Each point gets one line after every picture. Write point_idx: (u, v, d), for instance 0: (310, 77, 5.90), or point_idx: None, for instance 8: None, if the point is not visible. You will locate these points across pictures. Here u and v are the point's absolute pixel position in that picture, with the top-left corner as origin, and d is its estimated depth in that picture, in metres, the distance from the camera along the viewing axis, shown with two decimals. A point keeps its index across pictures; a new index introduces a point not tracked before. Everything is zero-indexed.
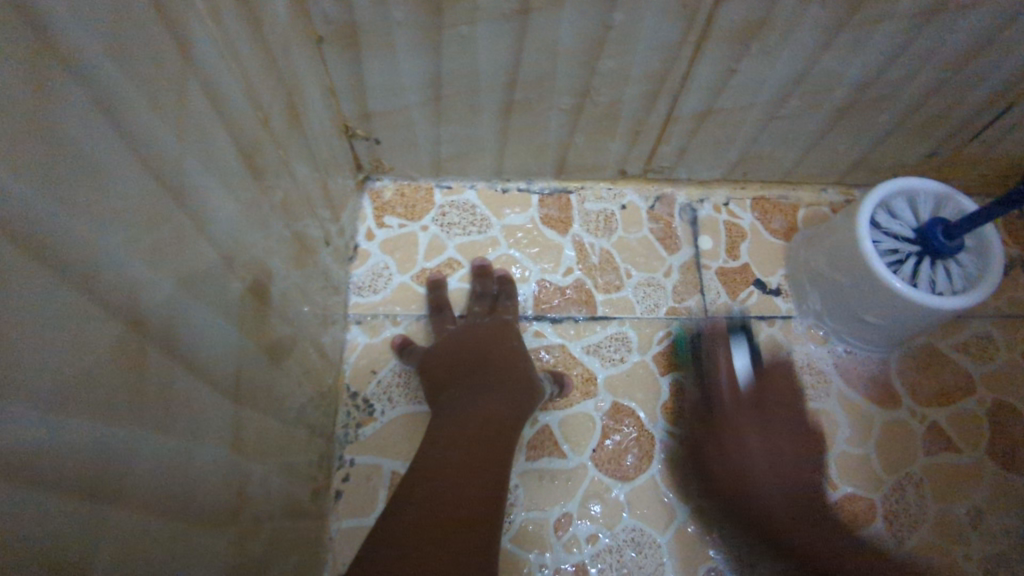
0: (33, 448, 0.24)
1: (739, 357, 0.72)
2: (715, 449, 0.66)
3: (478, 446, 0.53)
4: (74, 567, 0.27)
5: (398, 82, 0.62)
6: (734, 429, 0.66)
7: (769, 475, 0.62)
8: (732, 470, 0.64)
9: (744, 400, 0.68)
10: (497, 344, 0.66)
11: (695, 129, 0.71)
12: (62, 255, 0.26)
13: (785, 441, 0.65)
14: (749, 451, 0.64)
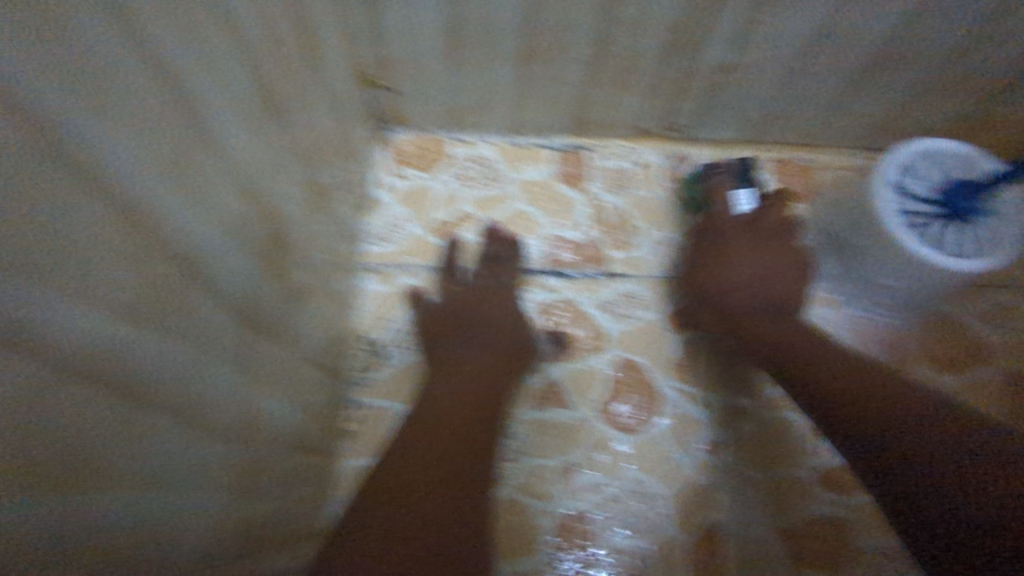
0: (48, 335, 0.26)
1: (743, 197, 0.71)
2: (705, 262, 0.69)
3: (461, 409, 0.55)
4: (81, 456, 0.28)
5: (416, 30, 0.62)
6: (727, 244, 0.68)
7: (755, 296, 0.65)
8: (718, 278, 0.67)
9: (745, 225, 0.69)
10: (470, 307, 0.68)
11: (716, 85, 0.70)
12: (76, 154, 0.27)
13: (778, 264, 0.66)
14: (737, 265, 0.66)
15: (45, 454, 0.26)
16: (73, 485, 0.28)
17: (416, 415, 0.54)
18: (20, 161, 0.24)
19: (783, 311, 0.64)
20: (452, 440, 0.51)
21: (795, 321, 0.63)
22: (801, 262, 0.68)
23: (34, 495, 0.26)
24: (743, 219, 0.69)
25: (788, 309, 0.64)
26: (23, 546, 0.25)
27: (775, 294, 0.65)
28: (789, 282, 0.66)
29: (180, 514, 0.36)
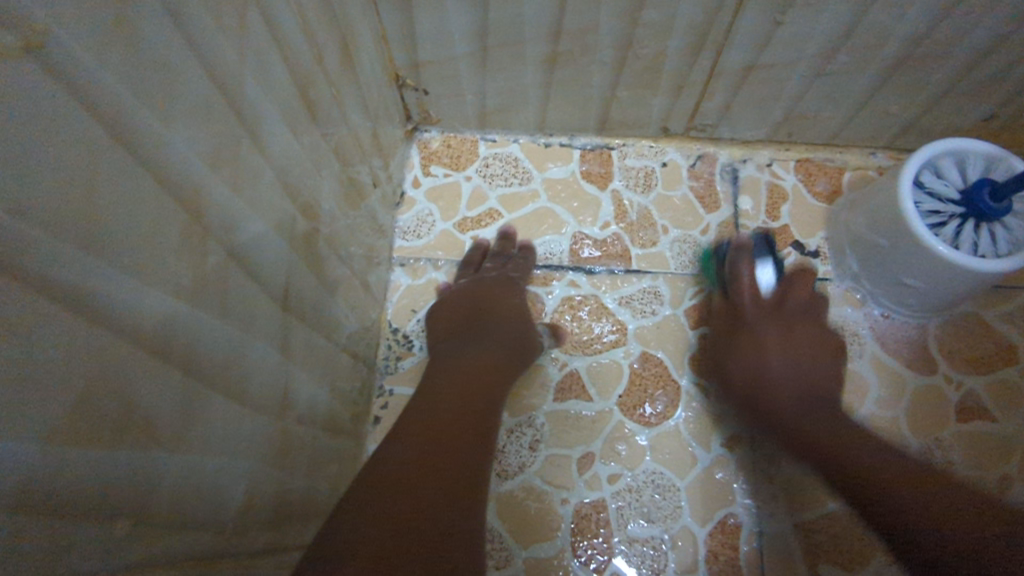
0: (118, 303, 0.29)
1: (765, 273, 0.70)
2: (730, 351, 0.66)
3: (456, 414, 0.52)
4: (142, 414, 0.31)
5: (446, 32, 0.65)
6: (750, 330, 0.66)
7: (787, 383, 0.61)
8: (748, 369, 0.63)
9: (767, 307, 0.67)
10: (493, 299, 0.68)
11: (739, 86, 0.71)
12: (142, 140, 0.30)
13: (811, 348, 0.64)
14: (767, 351, 0.63)
15: (111, 408, 0.29)
16: (136, 439, 0.31)
17: (410, 416, 0.52)
18: (97, 145, 0.27)
19: (822, 398, 0.60)
20: (443, 448, 0.48)
21: (838, 408, 0.59)
22: (834, 348, 0.66)
23: (101, 444, 0.29)
24: (769, 302, 0.67)
25: (825, 395, 0.60)
26: (94, 496, 0.28)
27: (815, 380, 0.61)
28: (825, 367, 0.63)
29: (224, 479, 0.39)
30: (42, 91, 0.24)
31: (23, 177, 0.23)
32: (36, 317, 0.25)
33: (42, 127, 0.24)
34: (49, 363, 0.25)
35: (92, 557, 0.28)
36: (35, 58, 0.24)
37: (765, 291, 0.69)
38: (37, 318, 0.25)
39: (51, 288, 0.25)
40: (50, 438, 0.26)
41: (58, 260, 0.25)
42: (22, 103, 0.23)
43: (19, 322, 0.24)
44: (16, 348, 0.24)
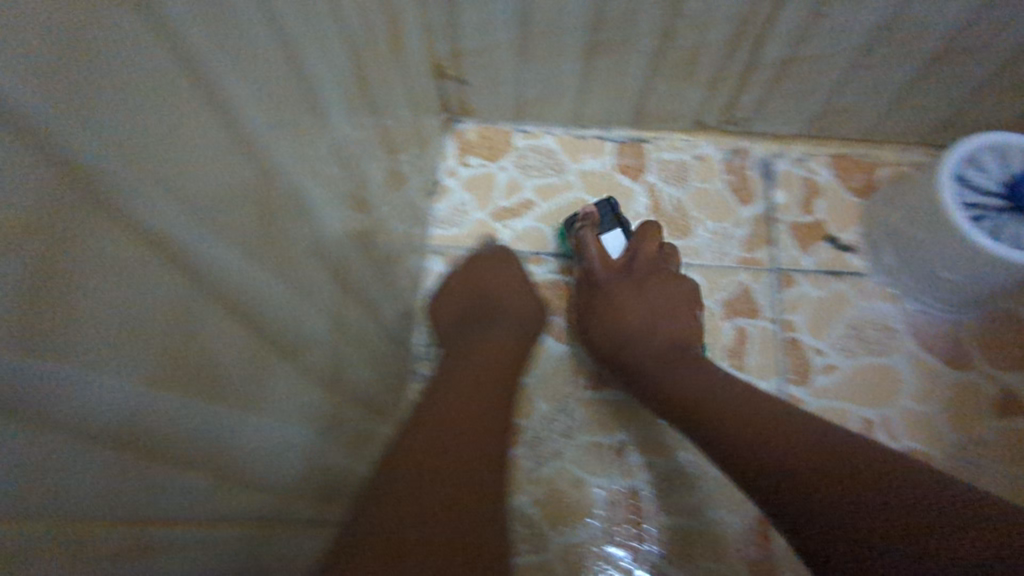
0: (213, 268, 0.30)
1: (612, 240, 0.72)
2: (591, 316, 0.68)
3: (455, 429, 0.49)
4: (221, 374, 0.32)
5: (489, 23, 0.65)
6: (609, 292, 0.68)
7: (650, 338, 0.63)
8: (613, 325, 0.65)
9: (619, 270, 0.69)
10: (500, 276, 0.71)
11: (777, 80, 0.71)
12: (230, 107, 0.31)
13: (659, 308, 0.66)
14: (624, 308, 0.66)
15: (202, 367, 0.30)
16: (217, 398, 0.32)
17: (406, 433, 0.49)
18: (199, 114, 0.28)
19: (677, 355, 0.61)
20: (441, 473, 0.44)
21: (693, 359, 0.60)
22: (684, 311, 0.66)
23: (192, 400, 0.30)
24: (621, 264, 0.70)
25: (688, 355, 0.61)
26: (180, 449, 0.30)
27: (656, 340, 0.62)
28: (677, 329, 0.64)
29: (278, 444, 0.40)
30: (155, 56, 0.25)
31: (146, 140, 0.25)
32: (152, 278, 0.26)
33: (155, 83, 0.25)
34: (159, 321, 0.27)
35: (168, 503, 0.30)
36: (152, 22, 0.25)
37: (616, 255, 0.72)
38: (152, 273, 0.26)
39: (165, 250, 0.26)
40: (154, 393, 0.27)
41: (171, 224, 0.27)
42: (141, 57, 0.24)
43: (142, 283, 0.25)
44: (135, 299, 0.25)
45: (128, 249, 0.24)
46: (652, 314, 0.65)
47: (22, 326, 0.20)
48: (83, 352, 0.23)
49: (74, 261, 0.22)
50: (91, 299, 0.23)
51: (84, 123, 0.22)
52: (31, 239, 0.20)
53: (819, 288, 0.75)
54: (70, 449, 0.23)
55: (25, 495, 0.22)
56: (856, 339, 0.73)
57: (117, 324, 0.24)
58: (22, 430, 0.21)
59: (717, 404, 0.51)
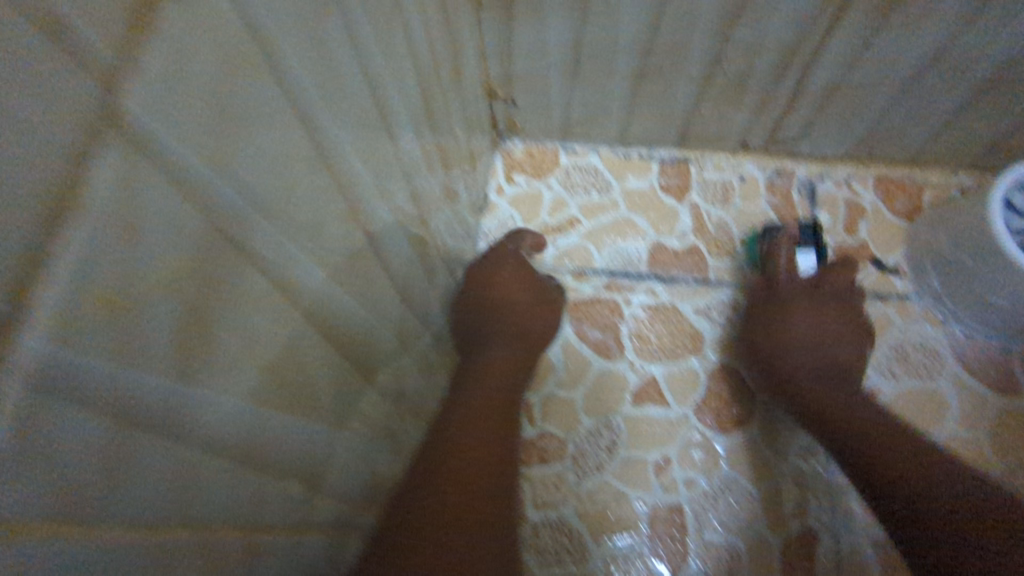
0: (303, 291, 0.33)
1: (806, 262, 0.75)
2: (758, 321, 0.73)
3: (475, 444, 0.49)
4: (307, 386, 0.35)
5: (542, 50, 0.68)
6: (789, 303, 0.71)
7: (811, 355, 0.67)
8: (772, 334, 0.70)
9: (803, 284, 0.72)
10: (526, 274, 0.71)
11: (823, 104, 0.72)
12: (322, 144, 0.34)
13: (829, 325, 0.69)
14: (793, 321, 0.69)
15: (293, 380, 0.33)
16: (303, 408, 0.35)
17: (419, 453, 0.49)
18: (299, 152, 0.31)
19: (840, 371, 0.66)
20: (459, 486, 0.44)
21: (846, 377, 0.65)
22: (853, 329, 0.70)
23: (285, 411, 0.33)
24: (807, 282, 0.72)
25: (844, 373, 0.67)
26: (274, 459, 0.33)
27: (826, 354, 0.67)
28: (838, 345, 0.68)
29: (343, 451, 0.43)
30: (273, 104, 0.28)
31: (262, 178, 0.28)
32: (262, 302, 0.29)
33: (268, 127, 0.28)
34: (266, 339, 0.30)
35: (265, 509, 0.33)
36: (273, 76, 0.27)
37: (805, 272, 0.74)
38: (262, 303, 0.29)
39: (271, 275, 0.29)
40: (258, 404, 0.30)
41: (276, 252, 0.30)
42: (263, 106, 0.27)
43: (255, 306, 0.28)
44: (251, 326, 0.28)
45: (246, 278, 0.27)
46: (819, 329, 0.68)
47: (179, 355, 0.23)
48: (215, 375, 0.26)
49: (213, 297, 0.25)
50: (220, 321, 0.26)
51: (224, 168, 0.24)
52: (186, 276, 0.23)
53: (862, 310, 0.76)
54: (204, 463, 0.26)
55: (175, 505, 0.25)
56: (900, 361, 0.74)
57: (237, 348, 0.27)
58: (177, 448, 0.24)
59: (851, 418, 0.59)
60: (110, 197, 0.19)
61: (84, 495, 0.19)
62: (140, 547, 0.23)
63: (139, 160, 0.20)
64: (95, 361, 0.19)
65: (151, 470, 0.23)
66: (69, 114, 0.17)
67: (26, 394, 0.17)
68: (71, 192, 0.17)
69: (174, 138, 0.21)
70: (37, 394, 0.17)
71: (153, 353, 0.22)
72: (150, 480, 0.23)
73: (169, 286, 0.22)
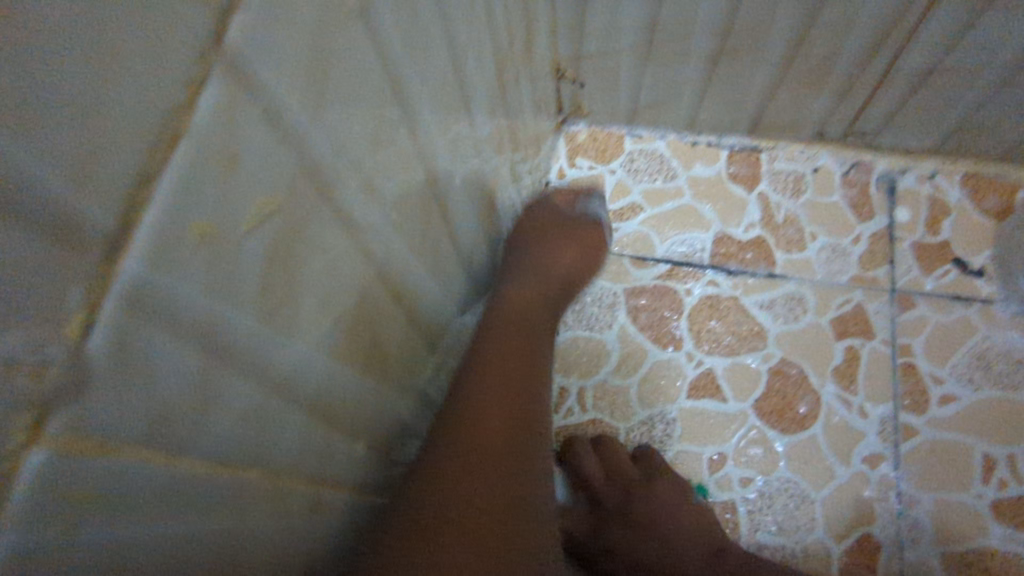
0: (378, 250, 0.33)
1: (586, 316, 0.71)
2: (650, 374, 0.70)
3: (512, 385, 0.47)
4: (376, 350, 0.36)
5: (614, 30, 0.66)
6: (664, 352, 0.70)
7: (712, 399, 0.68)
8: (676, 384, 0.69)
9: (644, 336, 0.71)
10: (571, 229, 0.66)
11: (912, 92, 0.68)
12: (404, 104, 0.33)
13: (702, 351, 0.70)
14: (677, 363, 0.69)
15: (363, 340, 0.33)
16: (371, 370, 0.35)
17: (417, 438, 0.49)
18: (383, 107, 0.31)
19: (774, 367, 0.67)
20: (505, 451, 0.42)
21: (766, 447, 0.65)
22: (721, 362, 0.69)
23: (356, 370, 0.33)
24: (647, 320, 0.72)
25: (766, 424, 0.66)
26: (342, 417, 0.33)
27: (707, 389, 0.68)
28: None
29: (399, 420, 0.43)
30: (364, 54, 0.27)
31: (348, 127, 0.27)
32: (340, 254, 0.29)
33: (356, 82, 0.27)
34: (341, 293, 0.30)
35: (332, 466, 0.34)
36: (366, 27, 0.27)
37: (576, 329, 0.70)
38: (342, 255, 0.29)
39: (350, 226, 0.29)
40: (332, 359, 0.30)
41: (356, 201, 0.29)
42: (355, 54, 0.27)
43: (333, 252, 0.28)
44: (330, 280, 0.28)
45: (327, 224, 0.27)
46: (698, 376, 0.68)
47: (268, 294, 0.23)
48: (300, 322, 0.26)
49: (299, 244, 0.25)
50: (300, 268, 0.25)
51: (311, 115, 0.24)
52: (275, 219, 0.23)
53: (941, 313, 0.72)
54: (281, 408, 0.27)
55: (251, 448, 0.25)
56: (980, 369, 0.69)
57: (321, 300, 0.28)
58: (258, 388, 0.24)
59: None
60: (212, 129, 0.19)
61: (173, 422, 0.20)
62: (217, 483, 0.23)
63: (239, 92, 0.20)
64: (188, 288, 0.19)
65: (230, 406, 0.23)
66: (177, 40, 0.17)
67: (125, 313, 0.17)
68: (177, 117, 0.17)
69: (272, 76, 0.21)
70: (133, 314, 0.17)
71: (242, 293, 0.22)
72: (231, 419, 0.23)
73: (258, 225, 0.22)
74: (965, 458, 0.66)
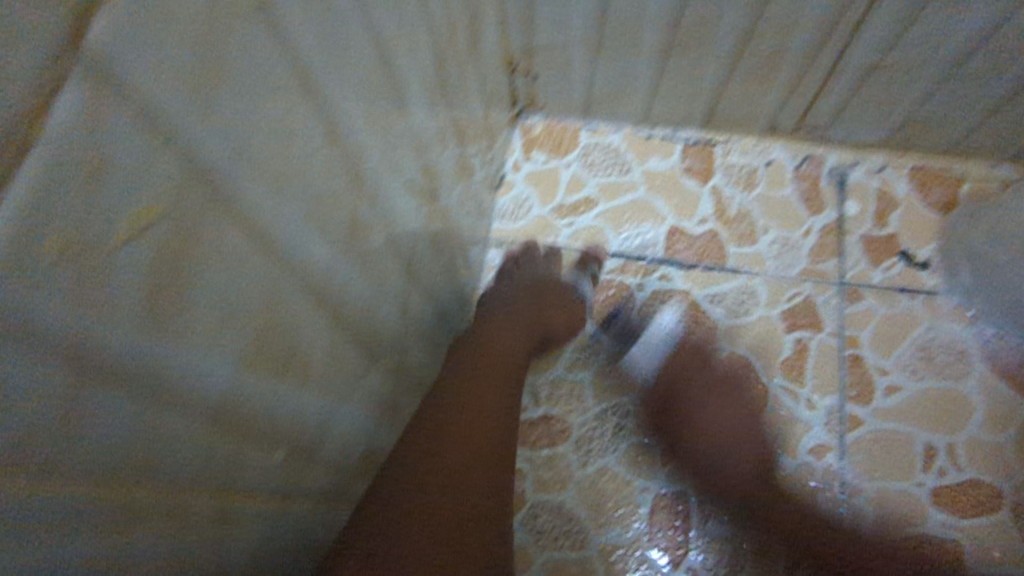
0: (294, 252, 0.32)
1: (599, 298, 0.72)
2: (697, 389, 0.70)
3: (482, 412, 0.53)
4: (296, 355, 0.35)
5: (564, 22, 0.65)
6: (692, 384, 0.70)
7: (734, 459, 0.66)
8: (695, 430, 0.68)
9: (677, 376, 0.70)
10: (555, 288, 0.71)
11: (860, 85, 0.68)
12: (319, 102, 0.32)
13: (738, 421, 0.68)
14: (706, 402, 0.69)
15: (279, 345, 0.33)
16: (291, 374, 0.35)
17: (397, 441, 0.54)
18: (292, 106, 0.30)
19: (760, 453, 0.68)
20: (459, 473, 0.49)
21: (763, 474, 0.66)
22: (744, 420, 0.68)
23: (271, 374, 0.32)
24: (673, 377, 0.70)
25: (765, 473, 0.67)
26: (252, 426, 0.32)
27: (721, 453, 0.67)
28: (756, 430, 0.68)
29: (334, 424, 0.42)
30: (265, 54, 0.27)
31: (249, 129, 0.26)
32: (244, 258, 0.28)
33: (257, 82, 0.27)
34: (247, 297, 0.29)
35: (244, 471, 0.33)
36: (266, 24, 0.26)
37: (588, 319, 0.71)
38: (244, 261, 0.28)
39: (257, 229, 0.28)
40: (240, 367, 0.29)
41: (263, 203, 0.28)
42: (254, 50, 0.26)
43: (236, 257, 0.27)
44: (229, 286, 0.27)
45: (228, 228, 0.26)
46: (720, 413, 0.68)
47: (148, 307, 0.22)
48: (193, 332, 0.25)
49: (187, 251, 0.24)
50: (193, 275, 0.24)
51: (203, 117, 0.23)
52: (161, 225, 0.22)
53: (887, 305, 0.73)
54: (176, 419, 0.26)
55: (142, 462, 0.24)
56: (923, 360, 0.71)
57: (216, 309, 0.26)
58: (144, 402, 0.23)
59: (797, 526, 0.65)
60: (74, 139, 0.18)
61: (36, 442, 0.19)
62: (98, 499, 0.23)
63: (109, 100, 0.19)
64: (51, 302, 0.18)
65: (112, 421, 0.22)
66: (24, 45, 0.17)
67: None
68: (29, 130, 0.17)
69: (150, 77, 0.20)
70: None
71: (120, 304, 0.21)
72: (115, 433, 0.22)
73: (135, 235, 0.21)
74: (907, 449, 0.68)
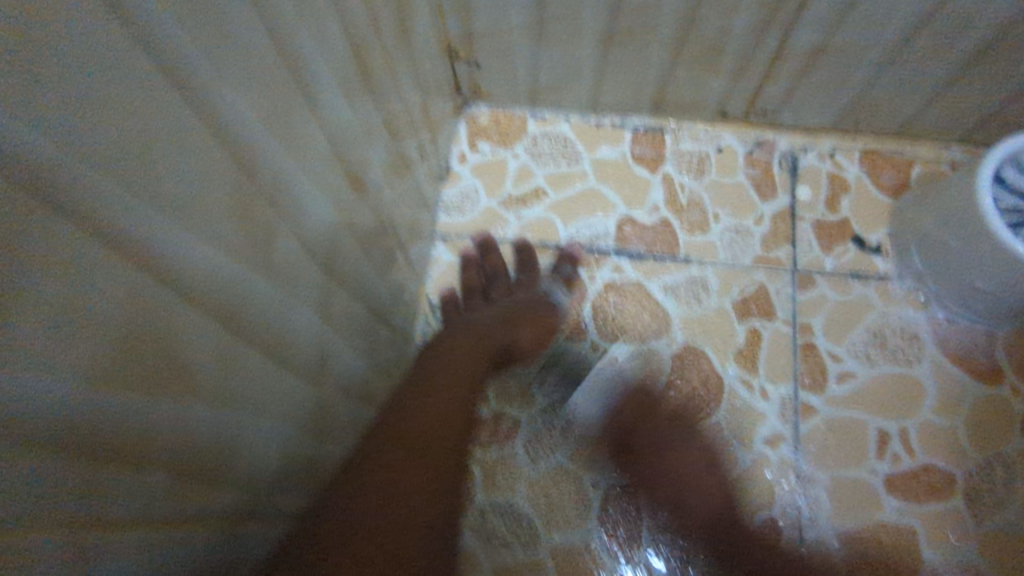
0: (180, 259, 0.27)
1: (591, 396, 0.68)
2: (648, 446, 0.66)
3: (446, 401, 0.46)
4: (185, 368, 0.29)
5: (502, 7, 0.63)
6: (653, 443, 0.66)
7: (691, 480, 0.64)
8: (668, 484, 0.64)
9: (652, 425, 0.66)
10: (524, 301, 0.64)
11: (808, 68, 0.67)
12: None
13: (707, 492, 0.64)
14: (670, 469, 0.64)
15: (156, 360, 0.27)
16: (175, 390, 0.29)
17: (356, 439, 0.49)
18: None
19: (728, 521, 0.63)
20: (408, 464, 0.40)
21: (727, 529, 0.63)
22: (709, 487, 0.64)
23: (144, 391, 0.27)
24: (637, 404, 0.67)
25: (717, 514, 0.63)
26: (116, 456, 0.26)
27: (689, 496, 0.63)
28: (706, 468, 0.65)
29: (248, 438, 0.38)
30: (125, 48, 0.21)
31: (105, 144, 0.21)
32: (92, 271, 0.22)
33: (137, 80, 0.23)
34: (99, 315, 0.23)
35: (120, 509, 0.27)
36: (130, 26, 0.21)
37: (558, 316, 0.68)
38: (77, 270, 0.22)
39: (112, 237, 0.23)
40: (89, 398, 0.23)
41: (121, 209, 0.23)
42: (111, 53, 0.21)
43: (79, 274, 0.22)
44: (75, 291, 0.22)
45: (62, 242, 0.21)
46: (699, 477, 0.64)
47: None
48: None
49: (5, 247, 0.19)
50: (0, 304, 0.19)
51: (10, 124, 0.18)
52: None
53: (839, 292, 0.72)
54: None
55: None
56: (875, 345, 0.70)
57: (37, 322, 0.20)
58: None
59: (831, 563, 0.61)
60: None
61: None
62: None
63: None
64: None
65: None
66: None
67: None
68: None
69: None
70: None
71: None
72: None
73: None
74: (860, 437, 0.67)
